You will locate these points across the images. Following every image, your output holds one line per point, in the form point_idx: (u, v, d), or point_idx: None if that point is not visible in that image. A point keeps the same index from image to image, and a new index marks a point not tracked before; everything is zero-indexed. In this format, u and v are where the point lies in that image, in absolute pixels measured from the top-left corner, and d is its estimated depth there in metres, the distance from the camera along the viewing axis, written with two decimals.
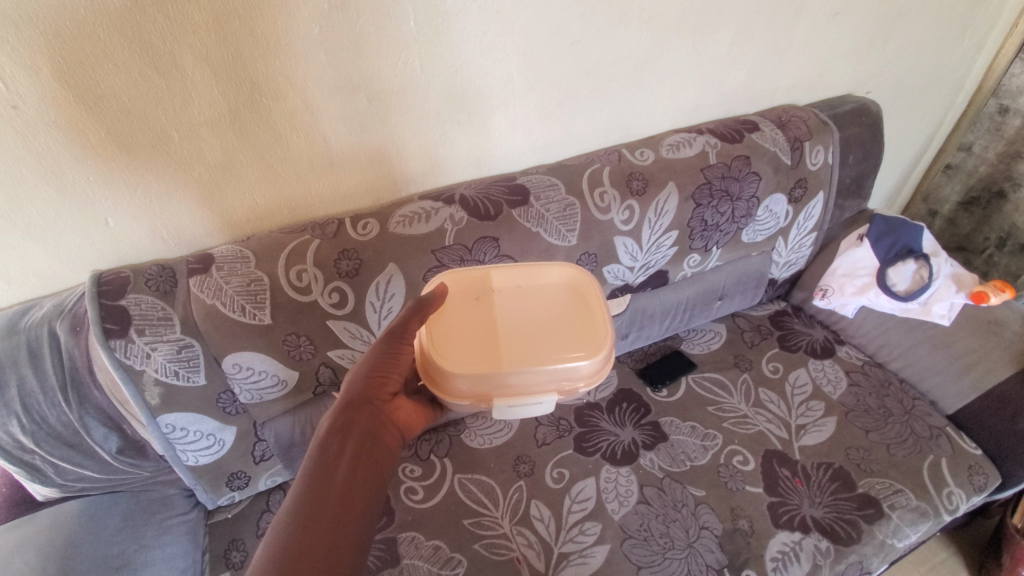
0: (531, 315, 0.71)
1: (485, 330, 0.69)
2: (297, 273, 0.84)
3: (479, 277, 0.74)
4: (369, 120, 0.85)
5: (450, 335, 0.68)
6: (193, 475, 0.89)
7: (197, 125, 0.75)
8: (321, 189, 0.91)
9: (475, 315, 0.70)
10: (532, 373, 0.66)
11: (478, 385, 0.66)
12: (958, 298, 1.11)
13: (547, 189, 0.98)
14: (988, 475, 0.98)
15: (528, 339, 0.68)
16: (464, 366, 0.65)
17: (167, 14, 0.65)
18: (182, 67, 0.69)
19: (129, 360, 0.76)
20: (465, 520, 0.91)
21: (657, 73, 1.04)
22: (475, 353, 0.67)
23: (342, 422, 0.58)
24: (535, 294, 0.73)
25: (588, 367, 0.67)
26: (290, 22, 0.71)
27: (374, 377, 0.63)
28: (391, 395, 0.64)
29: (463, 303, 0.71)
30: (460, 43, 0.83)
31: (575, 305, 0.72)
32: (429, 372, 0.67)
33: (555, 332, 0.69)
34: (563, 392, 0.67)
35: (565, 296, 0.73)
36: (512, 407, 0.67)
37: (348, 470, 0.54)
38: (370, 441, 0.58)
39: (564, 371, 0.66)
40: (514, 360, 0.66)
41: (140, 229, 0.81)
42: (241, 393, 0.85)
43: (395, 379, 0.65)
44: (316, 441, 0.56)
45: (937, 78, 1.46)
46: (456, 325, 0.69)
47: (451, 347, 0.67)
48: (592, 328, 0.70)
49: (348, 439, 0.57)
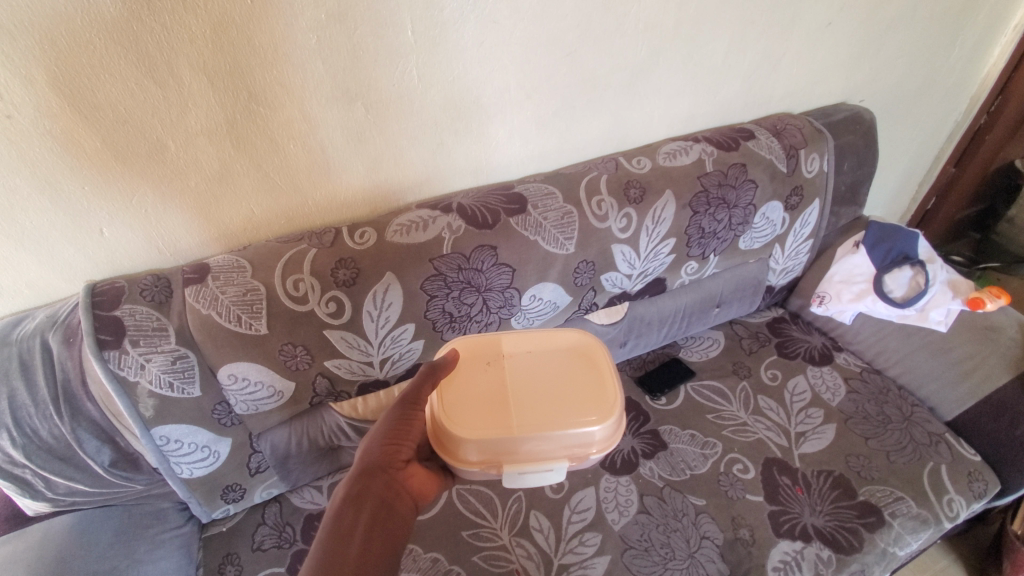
0: (540, 379, 0.72)
1: (496, 396, 0.70)
2: (293, 283, 0.83)
3: (490, 342, 0.75)
4: (366, 129, 0.85)
5: (461, 401, 0.69)
6: (187, 488, 0.87)
7: (194, 136, 0.74)
8: (318, 198, 0.90)
9: (486, 380, 0.71)
10: (544, 440, 0.67)
11: (490, 453, 0.66)
12: (954, 304, 1.12)
13: (544, 198, 0.98)
14: (988, 482, 0.98)
15: (539, 405, 0.69)
16: (476, 433, 0.66)
17: (165, 24, 0.65)
18: (179, 77, 0.69)
19: (122, 372, 0.75)
20: (464, 532, 0.90)
21: (653, 82, 1.04)
22: (486, 419, 0.67)
23: (357, 491, 0.59)
24: (544, 356, 0.75)
25: (599, 433, 0.68)
26: (288, 30, 0.71)
27: (389, 444, 0.64)
28: (406, 462, 0.64)
29: (475, 366, 0.72)
30: (455, 53, 0.83)
31: (584, 368, 0.74)
32: (442, 440, 0.68)
33: (565, 398, 0.70)
34: (575, 459, 0.68)
35: (574, 360, 0.74)
36: (525, 474, 0.67)
37: (361, 545, 0.55)
38: (384, 511, 0.58)
39: (575, 439, 0.67)
40: (526, 428, 0.66)
41: (134, 240, 0.81)
42: (236, 404, 0.84)
43: (409, 446, 0.65)
44: (332, 511, 0.57)
45: (929, 87, 1.47)
46: (469, 392, 0.70)
47: (463, 413, 0.68)
48: (603, 393, 0.71)
49: (362, 509, 0.57)
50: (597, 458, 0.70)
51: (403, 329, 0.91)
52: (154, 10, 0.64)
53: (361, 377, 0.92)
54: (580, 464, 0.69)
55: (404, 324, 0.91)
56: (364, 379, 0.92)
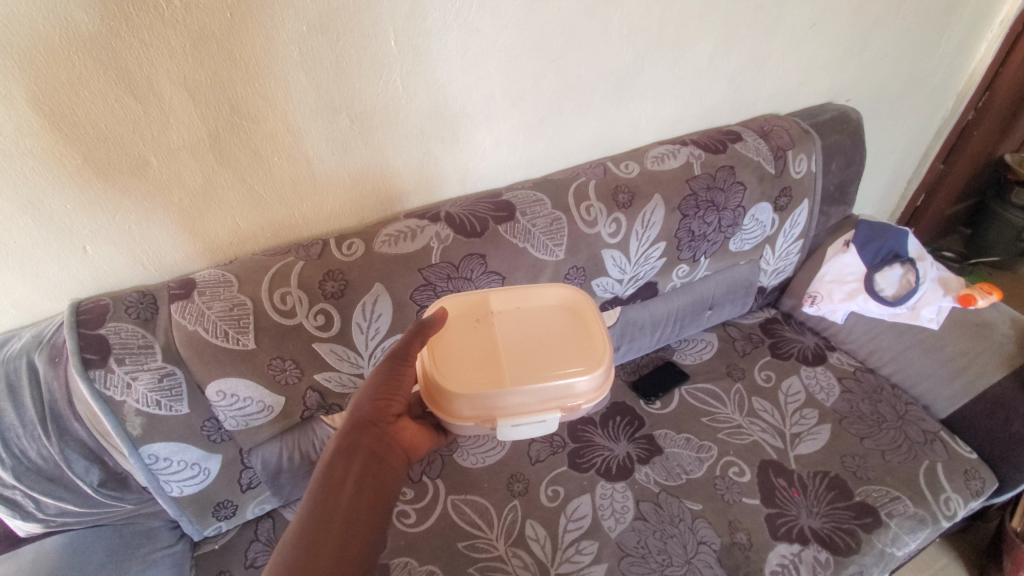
0: (529, 334, 0.71)
1: (486, 351, 0.69)
2: (281, 296, 0.82)
3: (478, 300, 0.74)
4: (352, 140, 0.85)
5: (452, 357, 0.68)
6: (178, 506, 0.86)
7: (176, 150, 0.74)
8: (304, 209, 0.89)
9: (476, 336, 0.70)
10: (534, 393, 0.66)
11: (481, 407, 0.66)
12: (945, 301, 1.12)
13: (533, 205, 0.97)
14: (984, 479, 0.98)
15: (528, 358, 0.68)
16: (467, 387, 0.65)
17: (143, 39, 0.65)
18: (159, 92, 0.69)
19: (109, 391, 0.74)
20: (459, 543, 0.89)
21: (638, 87, 1.04)
22: (477, 373, 0.67)
23: (348, 445, 0.59)
24: (533, 313, 0.74)
25: (589, 383, 0.67)
26: (271, 43, 0.71)
27: (379, 398, 0.64)
28: (396, 416, 0.65)
29: (464, 324, 0.72)
30: (440, 61, 0.83)
31: (572, 323, 0.73)
32: (433, 395, 0.67)
33: (554, 351, 0.69)
34: (566, 410, 0.67)
35: (563, 316, 0.74)
36: (517, 426, 0.66)
37: (354, 491, 0.56)
38: (376, 461, 0.59)
39: (565, 389, 0.67)
40: (516, 379, 0.66)
41: (120, 256, 0.80)
42: (226, 420, 0.83)
43: (399, 400, 0.65)
44: (323, 462, 0.58)
45: (915, 85, 1.48)
46: (459, 348, 0.69)
47: (454, 369, 0.67)
48: (591, 345, 0.70)
49: (353, 459, 0.58)
50: (588, 410, 0.69)
51: (393, 339, 0.91)
52: (132, 26, 0.63)
53: (352, 389, 0.91)
54: (572, 415, 0.68)
55: (394, 334, 0.90)
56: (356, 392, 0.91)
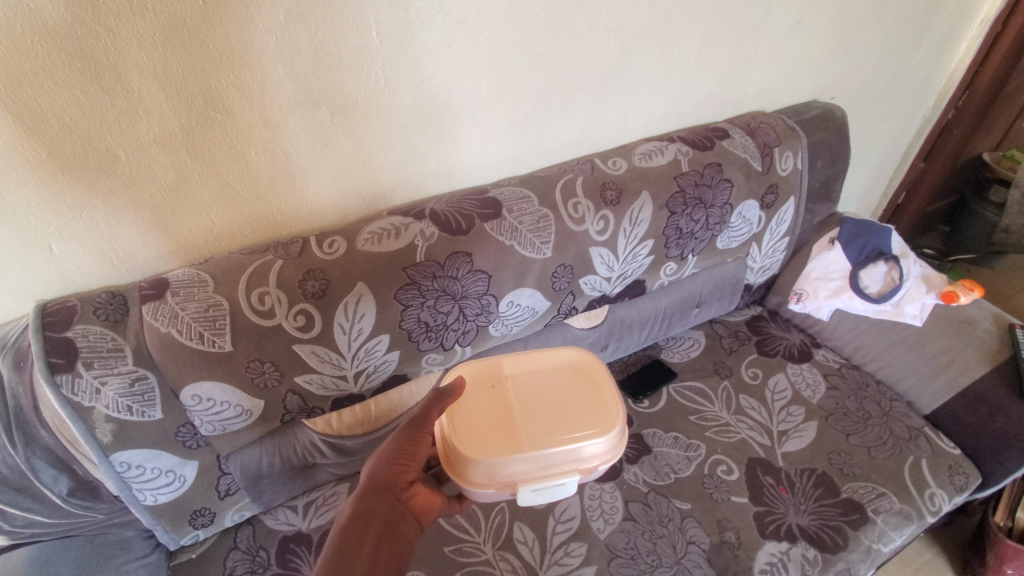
0: (544, 398, 0.76)
1: (502, 416, 0.74)
2: (259, 296, 0.79)
3: (492, 367, 0.80)
4: (332, 133, 0.82)
5: (470, 424, 0.73)
6: (152, 515, 0.83)
7: (145, 145, 0.70)
8: (283, 207, 0.87)
9: (493, 403, 0.75)
10: (554, 456, 0.71)
11: (501, 472, 0.70)
12: (929, 298, 1.12)
13: (519, 202, 0.95)
14: (968, 475, 0.99)
15: (545, 423, 0.73)
16: (487, 453, 0.70)
17: (111, 27, 0.61)
18: (129, 83, 0.65)
19: (77, 397, 0.71)
20: (446, 547, 0.87)
21: (626, 82, 1.03)
22: (496, 438, 0.72)
23: (364, 510, 0.60)
24: (544, 376, 0.80)
25: (604, 444, 0.73)
26: (246, 32, 0.68)
27: (395, 464, 0.65)
28: (410, 482, 0.65)
29: (481, 391, 0.76)
30: (424, 55, 0.81)
31: (582, 384, 0.79)
32: (452, 462, 0.71)
33: (569, 414, 0.75)
34: (581, 471, 0.73)
35: (573, 378, 0.80)
36: (538, 490, 0.71)
37: (368, 560, 0.57)
38: (390, 530, 0.60)
39: (581, 453, 0.72)
40: (535, 444, 0.71)
41: (88, 255, 0.76)
42: (202, 425, 0.80)
43: (415, 466, 0.66)
44: (339, 527, 0.59)
45: (898, 83, 1.49)
46: (478, 416, 0.74)
47: (476, 437, 0.71)
48: (601, 407, 0.76)
49: (368, 527, 0.59)
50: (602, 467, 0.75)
51: (377, 340, 0.87)
52: (99, 14, 0.60)
53: (334, 391, 0.88)
54: (588, 475, 0.74)
55: (378, 335, 0.86)
56: (338, 393, 0.89)
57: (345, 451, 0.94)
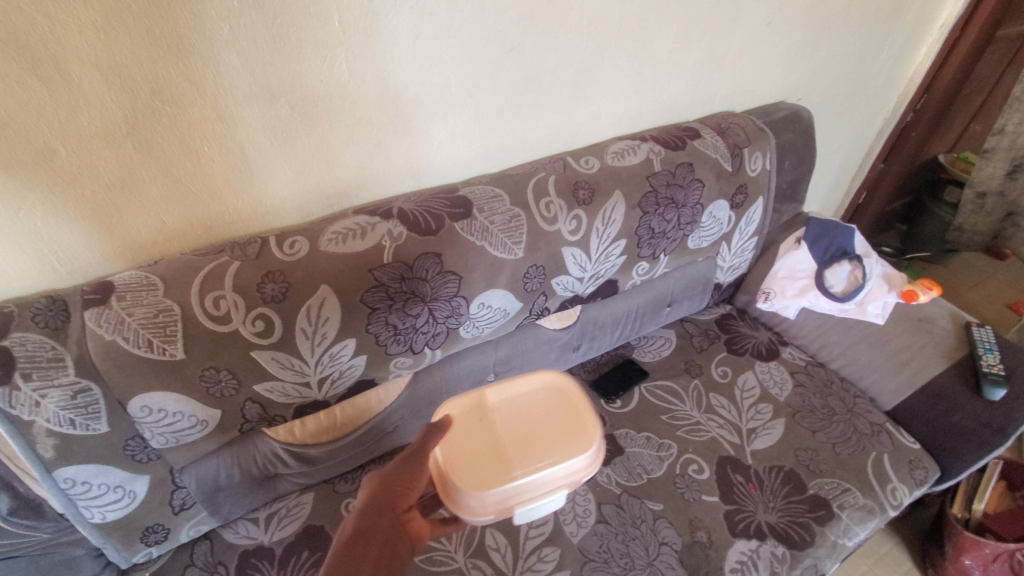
0: (526, 421, 0.76)
1: (491, 443, 0.73)
2: (214, 301, 0.74)
3: (471, 397, 0.78)
4: (293, 128, 0.78)
5: (459, 456, 0.71)
6: (100, 533, 0.78)
7: (86, 138, 0.65)
8: (240, 205, 0.82)
9: (477, 432, 0.74)
10: (543, 477, 0.71)
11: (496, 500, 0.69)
12: (890, 297, 1.16)
13: (490, 201, 0.93)
14: (927, 468, 1.02)
15: (532, 445, 0.73)
16: (479, 483, 0.69)
17: (47, 11, 0.56)
18: (67, 73, 0.60)
19: (14, 411, 0.65)
20: (416, 557, 0.85)
21: (598, 80, 1.02)
22: (486, 467, 0.71)
23: (364, 529, 0.58)
24: (525, 399, 0.79)
25: (589, 458, 0.73)
26: (199, 20, 0.64)
27: (396, 486, 0.63)
28: (411, 506, 0.63)
29: (464, 422, 0.75)
30: (391, 47, 0.77)
31: (561, 403, 0.79)
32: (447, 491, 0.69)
33: (552, 434, 0.75)
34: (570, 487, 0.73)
35: (552, 397, 0.80)
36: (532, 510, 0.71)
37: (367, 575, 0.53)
38: (389, 548, 0.57)
39: (570, 469, 0.73)
40: (524, 467, 0.71)
41: (22, 258, 0.70)
42: (153, 437, 0.75)
43: (416, 492, 0.64)
44: (338, 545, 0.56)
45: (861, 86, 1.53)
46: (465, 447, 0.72)
47: (467, 468, 0.70)
48: (581, 422, 0.76)
49: (368, 544, 0.56)
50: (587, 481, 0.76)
51: (342, 345, 0.83)
52: None
53: (297, 398, 0.84)
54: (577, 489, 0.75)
55: (343, 339, 0.83)
56: (301, 401, 0.85)
57: (310, 460, 0.91)
